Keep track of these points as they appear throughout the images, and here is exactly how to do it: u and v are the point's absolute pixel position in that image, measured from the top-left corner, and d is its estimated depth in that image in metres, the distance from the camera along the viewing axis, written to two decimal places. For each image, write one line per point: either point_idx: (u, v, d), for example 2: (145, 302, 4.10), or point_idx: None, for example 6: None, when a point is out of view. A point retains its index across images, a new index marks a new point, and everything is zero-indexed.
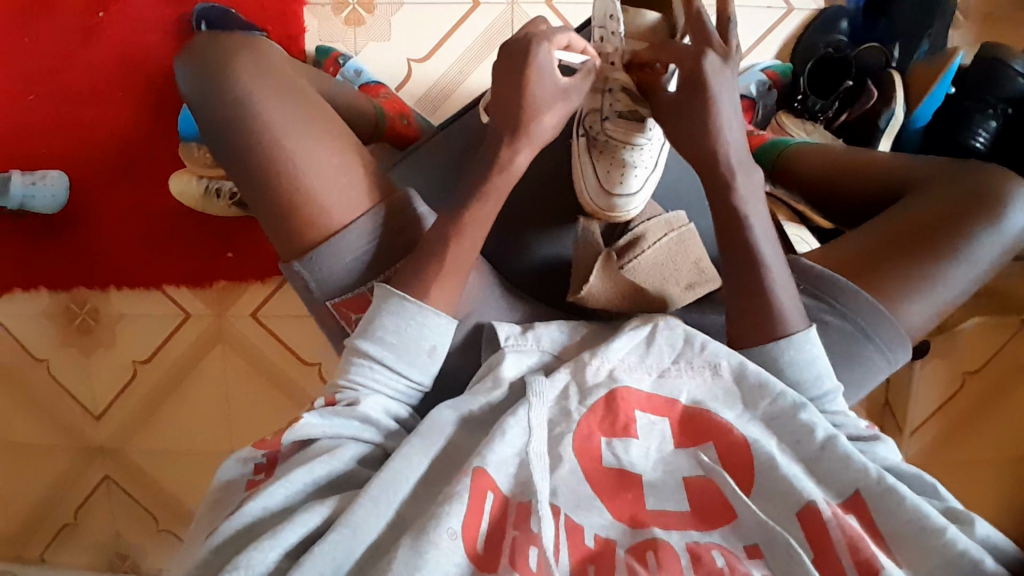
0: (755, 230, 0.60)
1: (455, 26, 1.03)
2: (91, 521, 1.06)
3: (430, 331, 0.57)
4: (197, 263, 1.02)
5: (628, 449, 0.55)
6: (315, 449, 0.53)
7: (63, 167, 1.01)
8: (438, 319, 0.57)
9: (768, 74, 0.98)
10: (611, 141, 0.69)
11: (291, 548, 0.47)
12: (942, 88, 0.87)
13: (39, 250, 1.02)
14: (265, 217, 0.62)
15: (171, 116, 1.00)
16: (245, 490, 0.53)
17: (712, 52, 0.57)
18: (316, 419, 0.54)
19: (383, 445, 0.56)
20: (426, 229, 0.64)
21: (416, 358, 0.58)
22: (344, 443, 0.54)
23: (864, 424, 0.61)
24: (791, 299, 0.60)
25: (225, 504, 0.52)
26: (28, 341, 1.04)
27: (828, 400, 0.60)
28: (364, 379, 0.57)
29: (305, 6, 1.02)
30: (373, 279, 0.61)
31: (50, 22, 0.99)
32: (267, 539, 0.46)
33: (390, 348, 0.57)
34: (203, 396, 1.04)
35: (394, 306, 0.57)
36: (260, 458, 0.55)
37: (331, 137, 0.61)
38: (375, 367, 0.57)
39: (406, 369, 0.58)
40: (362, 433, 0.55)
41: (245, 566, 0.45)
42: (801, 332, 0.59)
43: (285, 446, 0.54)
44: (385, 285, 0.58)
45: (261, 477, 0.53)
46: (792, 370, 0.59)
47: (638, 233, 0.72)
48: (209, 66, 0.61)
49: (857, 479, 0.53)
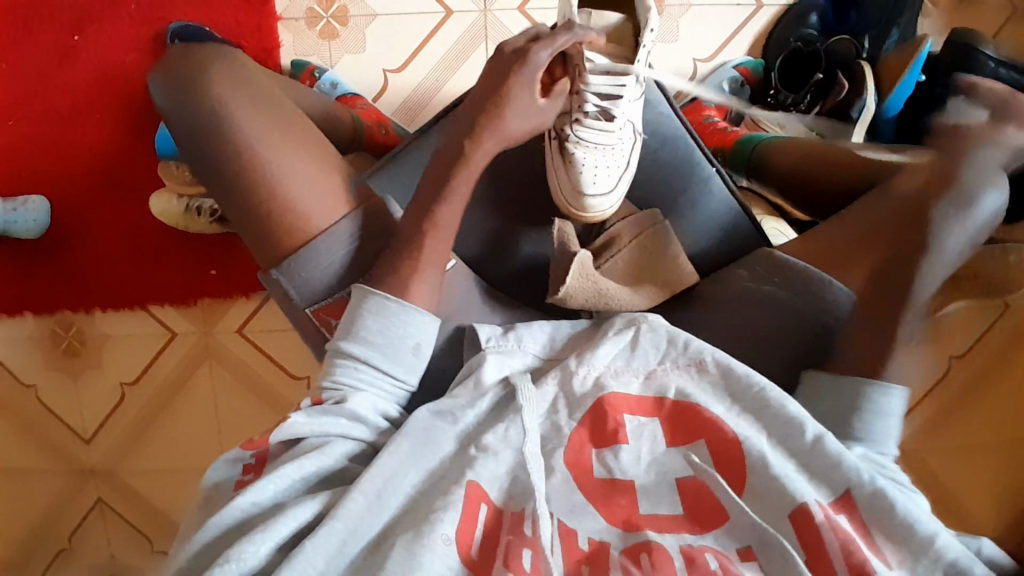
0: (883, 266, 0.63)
1: (430, 34, 1.04)
2: (85, 545, 1.05)
3: (414, 329, 0.57)
4: (182, 281, 1.02)
5: (619, 456, 0.55)
6: (304, 447, 0.52)
7: (43, 190, 1.01)
8: (423, 318, 0.58)
9: (740, 70, 1.01)
10: (584, 140, 0.73)
11: (284, 542, 0.47)
12: (912, 77, 0.86)
13: (24, 274, 1.02)
14: (244, 232, 0.62)
15: (148, 134, 1.01)
16: (232, 490, 0.51)
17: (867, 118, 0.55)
18: (303, 417, 0.53)
19: (374, 443, 0.55)
20: (399, 217, 0.66)
21: (401, 356, 0.57)
22: (332, 441, 0.52)
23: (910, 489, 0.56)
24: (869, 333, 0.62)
25: (215, 502, 0.51)
26: (15, 365, 1.04)
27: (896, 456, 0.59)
28: (348, 378, 0.56)
29: (279, 21, 1.02)
30: (350, 283, 0.61)
31: (24, 47, 0.99)
32: (259, 532, 0.46)
33: (374, 347, 0.56)
34: (195, 413, 1.04)
35: (375, 306, 0.57)
36: (249, 458, 0.53)
37: (303, 149, 0.62)
38: (360, 366, 0.56)
39: (391, 368, 0.57)
40: (351, 430, 0.54)
41: (236, 559, 0.44)
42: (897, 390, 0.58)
43: (273, 445, 0.53)
44: (362, 286, 0.58)
45: (250, 478, 0.52)
46: (867, 419, 0.58)
47: (612, 233, 0.73)
48: (179, 85, 0.61)
49: (849, 479, 0.53)
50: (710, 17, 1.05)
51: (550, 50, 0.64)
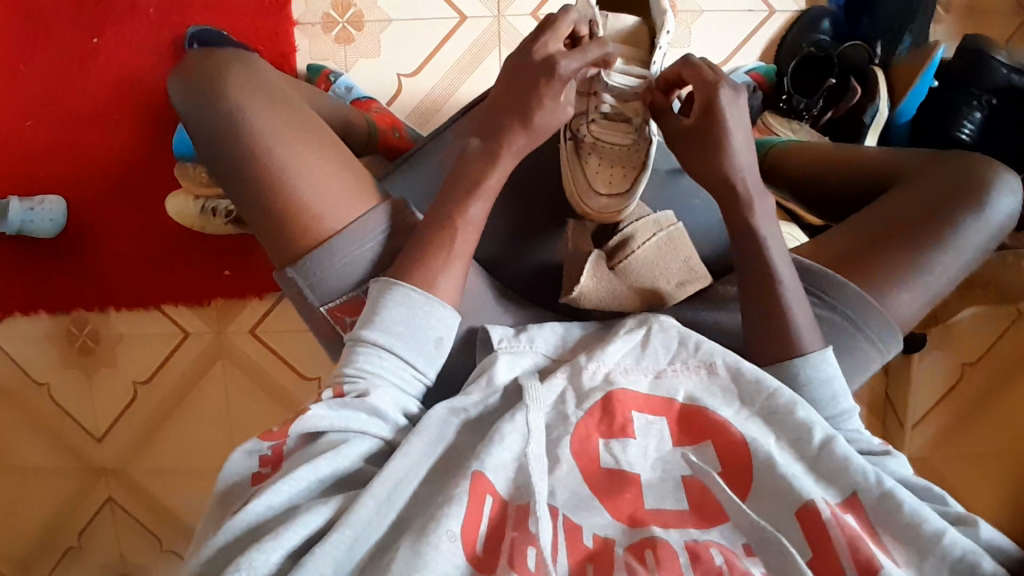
0: (774, 250, 0.62)
1: (444, 40, 1.05)
2: (94, 543, 1.06)
3: (437, 323, 0.58)
4: (196, 281, 1.03)
5: (626, 449, 0.55)
6: (323, 444, 0.52)
7: (61, 191, 1.02)
8: (444, 311, 0.58)
9: (754, 77, 1.00)
10: (600, 142, 0.73)
11: (292, 550, 0.46)
12: (926, 81, 0.89)
13: (39, 273, 1.03)
14: (261, 229, 0.63)
15: (166, 136, 1.02)
16: (251, 486, 0.52)
17: (726, 84, 0.62)
18: (323, 411, 0.53)
19: (392, 441, 0.55)
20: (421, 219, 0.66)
21: (423, 348, 0.58)
22: (350, 438, 0.53)
23: (878, 440, 0.61)
24: (806, 319, 0.61)
25: (232, 500, 0.52)
26: (30, 364, 1.05)
27: (843, 420, 0.61)
28: (371, 366, 0.56)
29: (296, 25, 1.04)
30: (374, 276, 0.62)
31: (44, 50, 1.01)
32: (268, 541, 0.45)
33: (398, 337, 0.57)
34: (206, 413, 1.05)
35: (401, 297, 0.57)
36: (265, 449, 0.53)
37: (322, 148, 0.63)
38: (383, 354, 0.56)
39: (413, 358, 0.57)
40: (370, 426, 0.54)
41: (247, 568, 0.44)
42: (817, 352, 0.60)
43: (293, 438, 0.53)
44: (385, 277, 0.59)
45: (268, 471, 0.52)
46: (809, 388, 0.61)
47: (628, 232, 0.71)
48: (201, 82, 0.62)
49: (856, 482, 0.53)
50: (723, 23, 1.05)
51: (581, 62, 0.61)
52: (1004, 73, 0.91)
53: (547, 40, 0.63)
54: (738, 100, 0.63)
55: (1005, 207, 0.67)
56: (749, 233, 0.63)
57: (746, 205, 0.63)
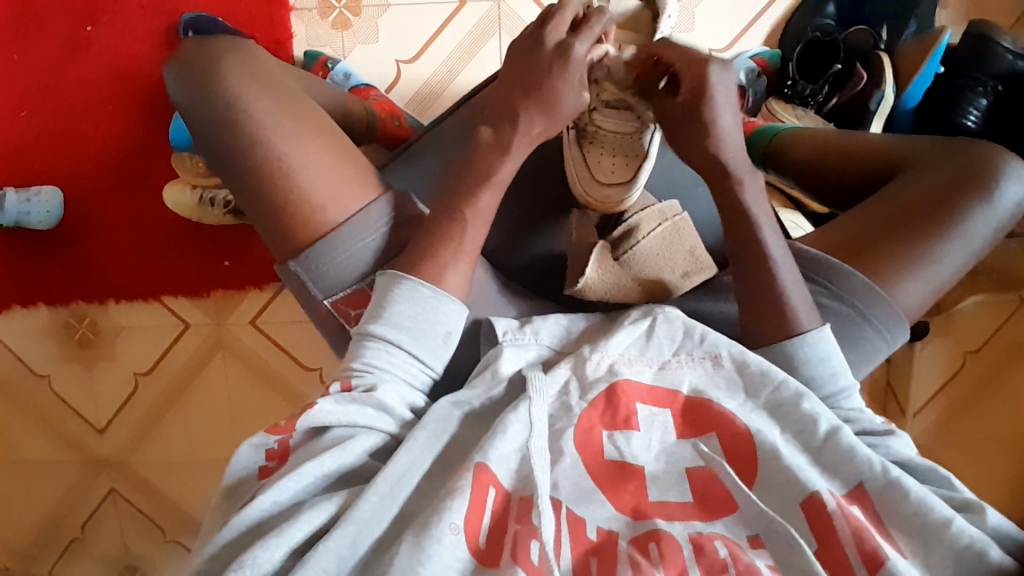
0: (771, 238, 0.62)
1: (443, 25, 1.03)
2: (98, 534, 1.06)
3: (444, 316, 0.57)
4: (195, 272, 1.03)
5: (630, 441, 0.54)
6: (328, 440, 0.52)
7: (56, 182, 1.01)
8: (451, 304, 0.58)
9: (757, 61, 0.98)
10: (600, 131, 0.71)
11: (296, 546, 0.46)
12: (932, 67, 0.89)
13: (35, 265, 1.02)
14: (261, 222, 0.62)
15: (162, 125, 1.01)
16: (257, 481, 0.51)
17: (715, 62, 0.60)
18: (330, 405, 0.52)
19: (397, 436, 0.55)
20: (426, 213, 0.65)
21: (430, 342, 0.57)
22: (357, 434, 0.52)
23: (881, 420, 0.61)
24: (804, 299, 0.61)
25: (238, 495, 0.51)
26: (29, 357, 1.04)
27: (846, 396, 0.61)
28: (379, 361, 0.55)
29: (292, 11, 1.02)
30: (379, 269, 0.61)
31: (37, 38, 0.99)
32: (273, 537, 0.45)
33: (406, 331, 0.56)
34: (208, 404, 1.05)
35: (406, 291, 0.57)
36: (272, 443, 0.53)
37: (319, 138, 0.61)
38: (391, 350, 0.56)
39: (421, 353, 0.57)
40: (377, 422, 0.53)
41: (251, 565, 0.44)
42: (814, 330, 0.60)
43: (299, 433, 0.53)
44: (392, 270, 0.58)
45: (275, 465, 0.52)
46: (809, 366, 0.60)
47: (633, 223, 0.71)
48: (195, 73, 0.61)
49: (861, 471, 0.53)
50: (725, 8, 1.04)
51: (591, 42, 0.61)
52: (1009, 59, 0.90)
53: (555, 25, 0.61)
54: (728, 76, 0.60)
55: (1013, 195, 0.67)
56: (752, 223, 0.62)
57: (750, 191, 0.62)
